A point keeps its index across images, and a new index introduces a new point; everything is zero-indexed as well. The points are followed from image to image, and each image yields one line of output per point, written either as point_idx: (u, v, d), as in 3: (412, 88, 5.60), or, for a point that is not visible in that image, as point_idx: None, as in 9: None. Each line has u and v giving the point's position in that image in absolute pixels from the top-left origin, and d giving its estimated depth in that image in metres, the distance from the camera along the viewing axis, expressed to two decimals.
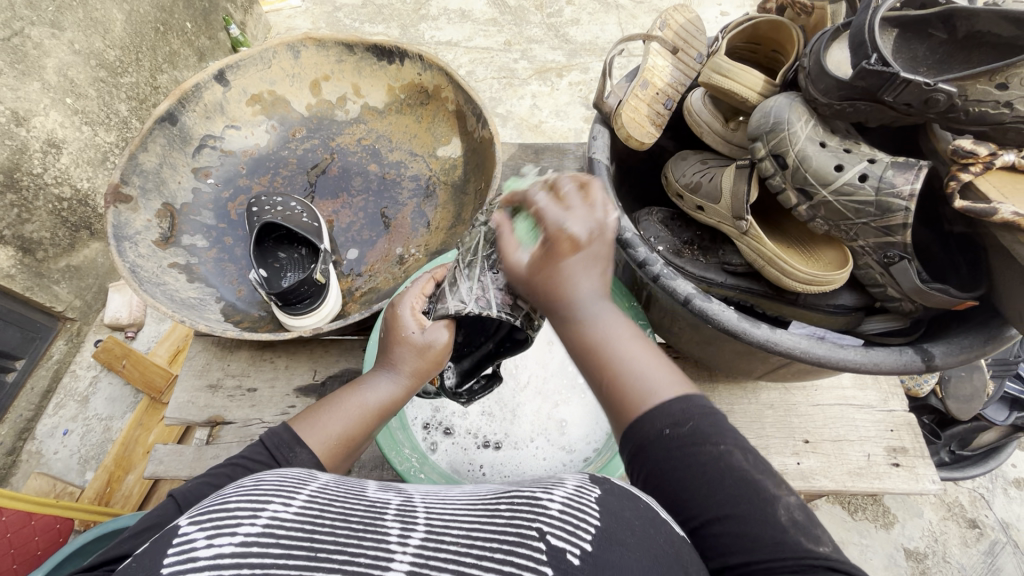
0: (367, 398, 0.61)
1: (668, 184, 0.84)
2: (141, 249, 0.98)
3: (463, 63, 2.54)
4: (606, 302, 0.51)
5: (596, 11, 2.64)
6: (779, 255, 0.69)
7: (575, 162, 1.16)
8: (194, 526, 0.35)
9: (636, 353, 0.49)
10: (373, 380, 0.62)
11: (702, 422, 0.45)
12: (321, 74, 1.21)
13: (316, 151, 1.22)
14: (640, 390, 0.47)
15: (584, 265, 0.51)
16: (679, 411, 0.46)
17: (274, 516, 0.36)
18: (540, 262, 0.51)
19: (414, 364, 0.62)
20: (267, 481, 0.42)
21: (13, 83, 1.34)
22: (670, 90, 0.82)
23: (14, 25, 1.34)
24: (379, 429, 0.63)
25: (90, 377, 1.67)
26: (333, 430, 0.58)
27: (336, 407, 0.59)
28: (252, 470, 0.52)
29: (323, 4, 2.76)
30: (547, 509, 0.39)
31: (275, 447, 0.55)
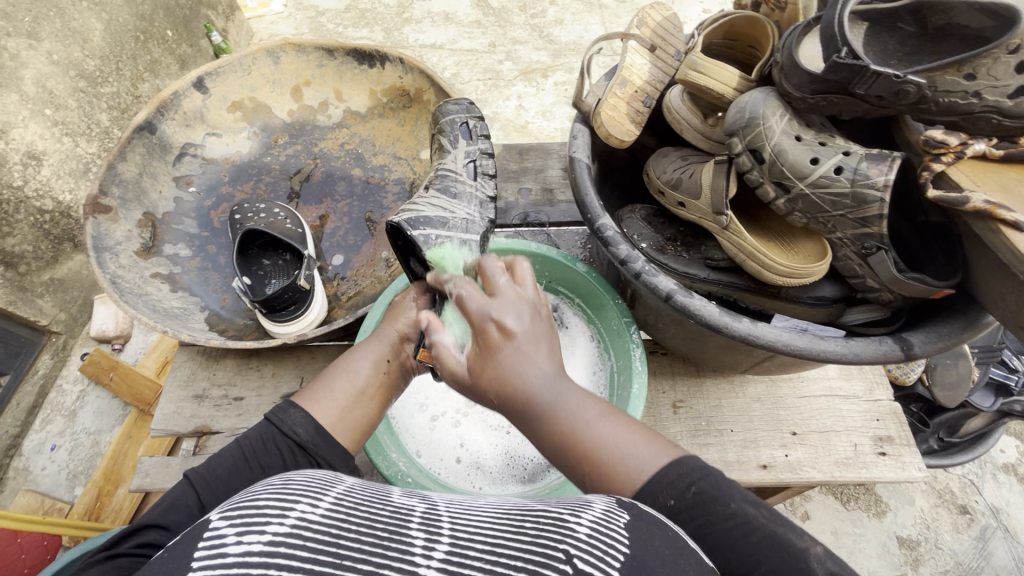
0: (354, 366, 0.69)
1: (649, 181, 0.84)
2: (122, 259, 0.98)
3: (448, 65, 2.54)
4: (563, 381, 0.49)
5: (579, 11, 2.65)
6: (759, 249, 0.70)
7: (559, 161, 1.17)
8: (224, 522, 0.37)
9: (607, 432, 0.49)
10: (357, 354, 0.71)
11: (703, 484, 0.47)
12: (302, 80, 1.21)
13: (299, 157, 1.21)
14: (627, 471, 0.48)
15: (527, 351, 0.48)
16: (676, 477, 0.48)
17: (302, 517, 0.38)
18: (478, 363, 0.50)
19: (393, 323, 0.73)
20: (295, 482, 0.44)
21: None
22: (649, 87, 0.82)
23: None
24: (373, 396, 0.68)
25: (78, 391, 1.65)
26: (326, 391, 0.65)
27: (325, 374, 0.68)
28: (257, 439, 0.60)
29: (306, 9, 2.75)
30: (574, 531, 0.40)
31: (274, 416, 0.63)
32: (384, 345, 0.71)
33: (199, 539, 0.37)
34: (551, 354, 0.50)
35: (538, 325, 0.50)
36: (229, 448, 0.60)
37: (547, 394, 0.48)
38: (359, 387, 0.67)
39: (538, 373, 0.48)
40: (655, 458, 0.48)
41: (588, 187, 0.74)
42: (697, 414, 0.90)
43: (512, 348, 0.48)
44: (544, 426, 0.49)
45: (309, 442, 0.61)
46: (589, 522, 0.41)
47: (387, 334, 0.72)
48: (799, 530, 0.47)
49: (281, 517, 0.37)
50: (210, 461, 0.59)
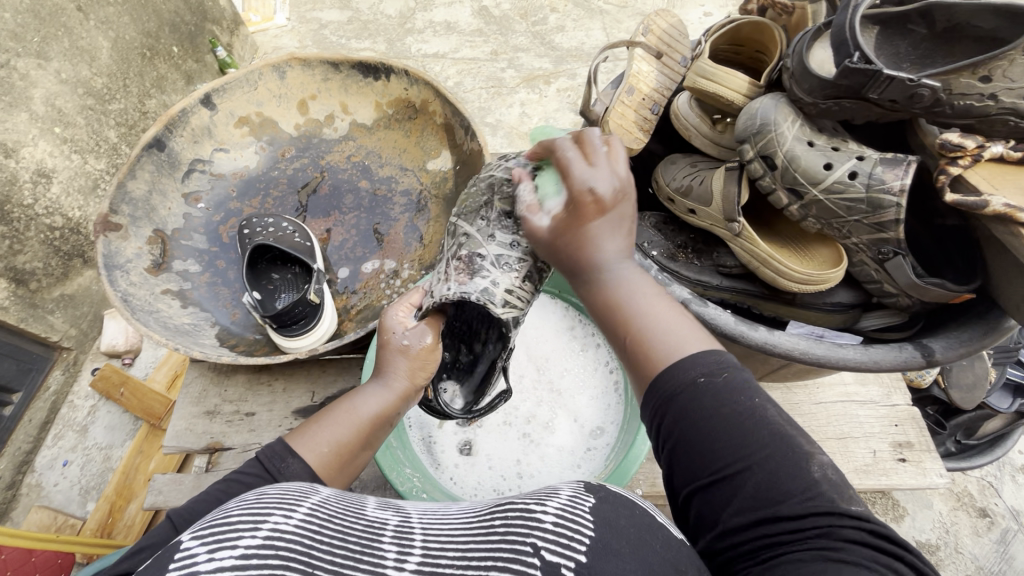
0: (359, 407, 0.63)
1: (659, 189, 0.84)
2: (132, 277, 0.98)
3: (451, 74, 2.56)
4: (627, 263, 0.54)
5: (580, 17, 2.66)
6: (774, 256, 0.69)
7: None
8: (196, 541, 0.36)
9: (659, 312, 0.50)
10: (365, 391, 0.64)
11: (732, 375, 0.46)
12: (308, 93, 1.21)
13: (306, 170, 1.21)
14: (664, 348, 0.48)
15: (610, 229, 0.54)
16: (710, 362, 0.46)
17: (274, 528, 0.37)
18: (562, 225, 0.55)
19: (406, 373, 0.65)
20: (269, 495, 0.43)
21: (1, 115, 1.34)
22: (656, 95, 0.82)
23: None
24: (375, 441, 0.64)
25: (89, 406, 1.65)
26: (325, 442, 0.60)
27: (329, 414, 0.62)
28: (247, 485, 0.55)
29: (310, 22, 2.78)
30: (541, 521, 0.39)
31: (267, 460, 0.57)
32: (395, 393, 0.64)
33: (170, 559, 0.35)
34: (627, 240, 0.55)
35: (621, 207, 0.54)
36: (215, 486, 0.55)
37: (614, 270, 0.53)
38: (363, 436, 0.61)
39: (609, 249, 0.54)
40: (698, 342, 0.48)
41: None
42: None
43: (603, 220, 0.53)
44: (598, 289, 0.53)
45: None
46: (553, 510, 0.40)
47: (396, 381, 0.65)
48: (810, 438, 0.44)
49: (253, 531, 0.37)
50: (194, 499, 0.54)
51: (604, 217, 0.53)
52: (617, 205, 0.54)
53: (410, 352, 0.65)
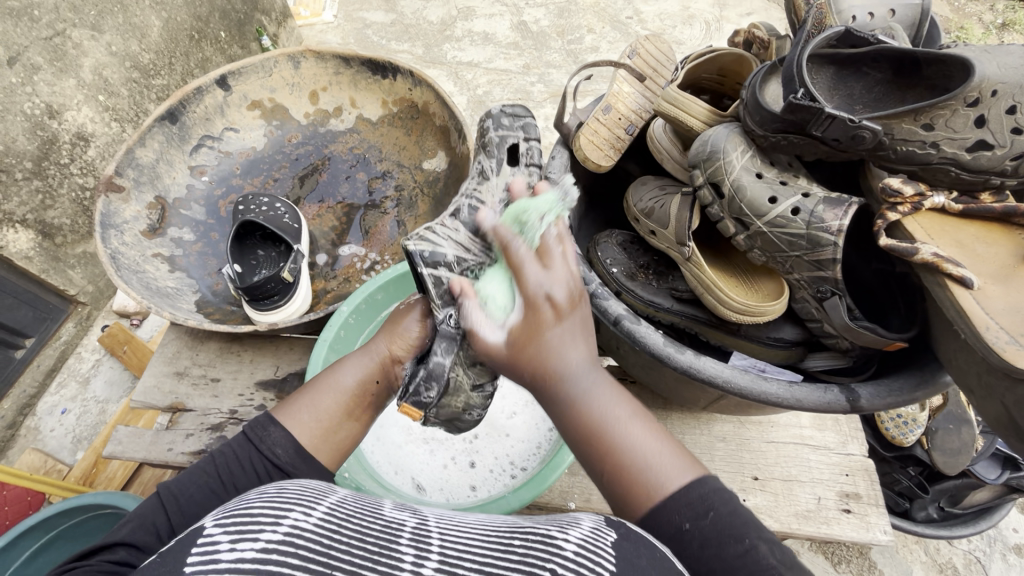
0: (341, 382, 0.67)
1: (627, 208, 0.84)
2: (126, 237, 1.03)
3: (482, 83, 2.69)
4: (595, 370, 0.53)
5: (615, 41, 2.80)
6: (715, 284, 0.69)
7: None
8: (218, 529, 0.39)
9: (634, 433, 0.52)
10: (345, 366, 0.69)
11: (721, 509, 0.48)
12: (320, 85, 1.27)
13: (309, 156, 1.27)
14: (649, 480, 0.50)
15: (572, 337, 0.53)
16: (696, 497, 0.49)
17: (294, 525, 0.39)
18: (522, 338, 0.53)
19: (385, 340, 0.70)
20: (288, 491, 0.45)
21: (50, 79, 1.45)
22: (633, 116, 0.84)
23: (57, 26, 1.45)
24: (360, 413, 0.67)
25: (94, 360, 1.74)
26: (308, 409, 0.65)
27: (310, 389, 0.67)
28: (234, 454, 0.62)
29: (354, 21, 2.94)
30: (561, 549, 0.41)
31: (253, 433, 0.63)
32: (374, 361, 0.69)
33: (193, 546, 0.38)
34: (589, 345, 0.54)
35: (578, 313, 0.54)
36: (203, 465, 0.61)
37: (581, 381, 0.53)
38: (343, 407, 0.66)
39: (574, 358, 0.53)
40: (682, 471, 0.50)
41: None
42: None
43: (562, 327, 0.53)
44: (570, 410, 0.53)
45: (288, 459, 0.62)
46: (576, 539, 0.42)
47: (376, 347, 0.70)
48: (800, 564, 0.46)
49: (274, 526, 0.39)
50: (183, 476, 0.60)
51: (555, 334, 0.52)
52: (567, 322, 0.53)
53: (400, 329, 0.70)
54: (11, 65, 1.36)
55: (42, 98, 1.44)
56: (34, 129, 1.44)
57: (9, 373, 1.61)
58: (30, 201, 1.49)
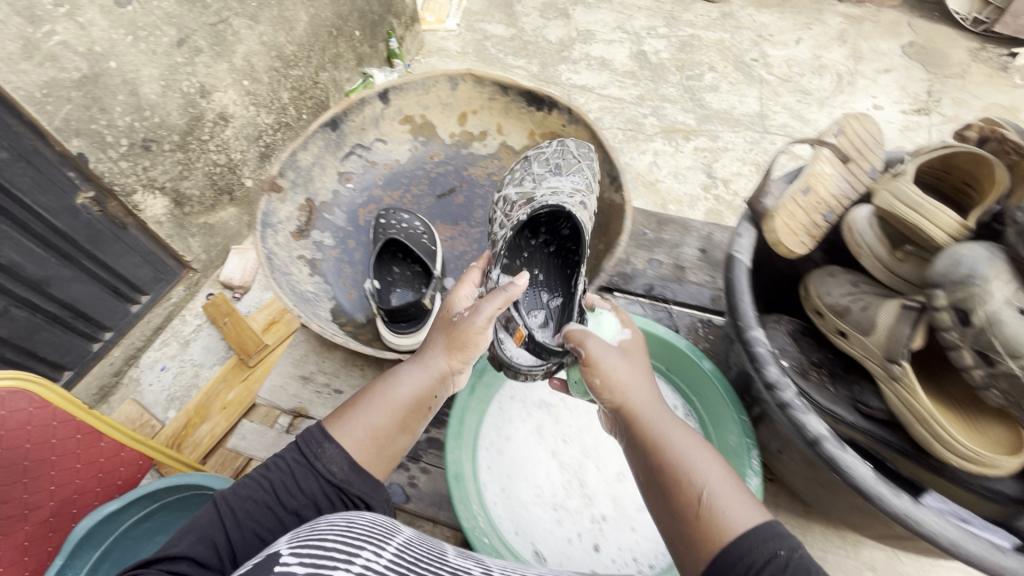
0: (393, 389, 0.71)
1: (808, 297, 0.79)
2: (279, 237, 1.06)
3: (593, 108, 2.66)
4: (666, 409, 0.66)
5: (737, 82, 2.72)
6: (933, 416, 0.61)
7: (695, 240, 1.18)
8: (295, 559, 0.42)
9: (700, 454, 0.59)
10: (401, 371, 0.73)
11: (786, 541, 0.51)
12: (471, 108, 1.27)
13: (448, 176, 1.28)
14: (715, 505, 0.54)
15: (642, 379, 0.69)
16: (758, 527, 0.52)
17: (365, 566, 0.43)
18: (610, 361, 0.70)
19: (443, 348, 0.74)
20: (358, 526, 0.50)
21: (209, 61, 1.53)
22: (833, 201, 0.78)
23: (222, 14, 1.52)
24: (413, 417, 0.71)
25: (195, 324, 1.84)
26: (362, 426, 0.67)
27: (368, 395, 0.71)
28: (287, 466, 0.66)
29: (475, 31, 3.00)
30: None
31: (308, 448, 0.67)
32: (431, 371, 0.73)
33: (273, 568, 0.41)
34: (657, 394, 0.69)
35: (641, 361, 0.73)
36: (255, 476, 0.66)
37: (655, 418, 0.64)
38: (396, 419, 0.69)
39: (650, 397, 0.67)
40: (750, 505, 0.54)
41: (743, 295, 0.71)
42: None
43: (640, 369, 0.71)
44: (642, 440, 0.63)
45: (347, 473, 0.65)
46: None
47: (433, 363, 0.74)
48: None
49: (348, 565, 0.42)
50: (236, 488, 0.64)
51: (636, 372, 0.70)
52: (635, 367, 0.70)
53: (455, 341, 0.73)
54: (180, 46, 1.45)
55: (199, 78, 1.53)
56: (186, 106, 1.53)
57: (123, 324, 1.72)
58: (171, 171, 1.57)
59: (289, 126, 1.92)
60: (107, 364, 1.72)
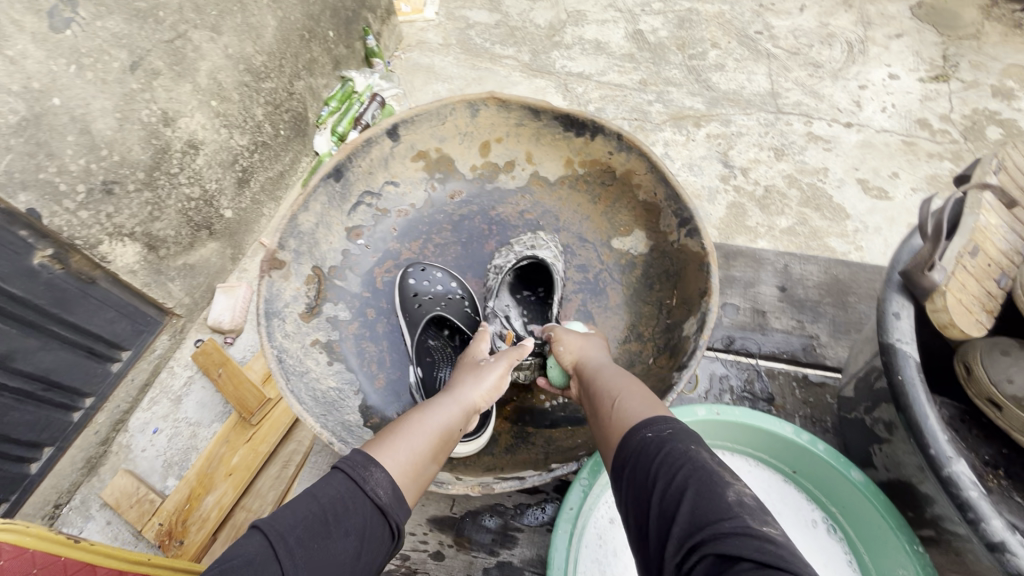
0: (429, 417, 0.68)
1: (974, 385, 0.64)
2: (288, 325, 0.87)
3: (594, 98, 2.44)
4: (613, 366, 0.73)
5: (743, 58, 2.52)
6: None
7: (771, 275, 1.03)
8: None
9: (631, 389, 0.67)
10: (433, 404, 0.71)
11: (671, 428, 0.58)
12: (495, 136, 1.07)
13: (474, 219, 1.09)
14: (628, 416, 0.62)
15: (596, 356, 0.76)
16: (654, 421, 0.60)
17: None
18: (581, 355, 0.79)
19: (473, 389, 0.74)
20: None
21: (169, 84, 1.30)
22: (1003, 261, 0.62)
23: (179, 28, 1.29)
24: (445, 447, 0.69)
25: (187, 376, 1.52)
26: (406, 450, 0.63)
27: (404, 424, 0.66)
28: (336, 495, 0.57)
29: (456, 19, 2.75)
30: None
31: (351, 471, 0.59)
32: (461, 410, 0.71)
33: None
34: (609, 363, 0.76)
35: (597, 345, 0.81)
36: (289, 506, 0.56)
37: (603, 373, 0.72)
38: (435, 445, 0.66)
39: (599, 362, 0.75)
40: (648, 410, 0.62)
41: (928, 408, 0.54)
42: None
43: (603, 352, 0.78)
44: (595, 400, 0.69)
45: (394, 496, 0.60)
46: None
47: (463, 398, 0.72)
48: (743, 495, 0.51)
49: None
50: (283, 515, 0.54)
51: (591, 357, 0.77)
52: (598, 351, 0.78)
53: (483, 378, 0.76)
54: (132, 71, 1.21)
55: (158, 104, 1.29)
56: (147, 137, 1.28)
57: (105, 388, 1.40)
58: (138, 212, 1.30)
59: (266, 144, 1.66)
60: (91, 434, 1.38)
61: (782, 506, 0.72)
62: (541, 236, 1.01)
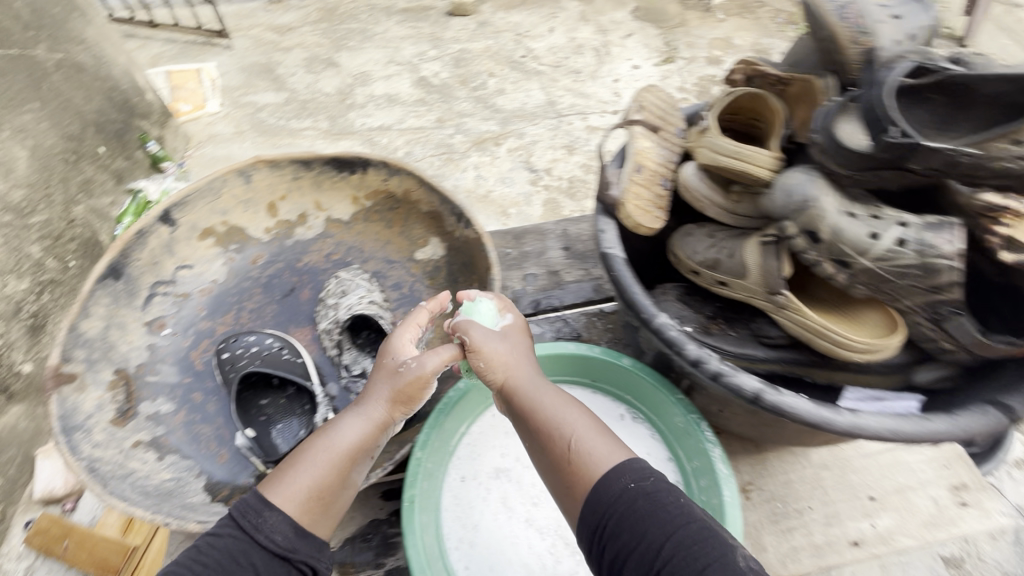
0: (333, 440, 0.70)
1: (680, 262, 0.83)
2: (96, 436, 0.83)
3: (400, 145, 2.59)
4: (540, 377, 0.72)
5: (517, 80, 2.87)
6: (829, 327, 0.66)
7: (556, 240, 1.20)
8: None
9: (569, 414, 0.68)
10: (339, 424, 0.71)
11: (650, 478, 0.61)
12: (277, 195, 1.12)
13: (282, 275, 1.12)
14: (593, 458, 0.63)
15: (521, 361, 0.74)
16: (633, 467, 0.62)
17: None
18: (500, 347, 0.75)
19: (383, 391, 0.73)
20: None
21: None
22: (662, 170, 0.82)
23: None
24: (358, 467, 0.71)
25: (25, 567, 1.24)
26: (299, 484, 0.66)
27: (306, 451, 0.69)
28: (226, 545, 0.62)
29: (245, 106, 2.75)
30: None
31: (247, 520, 0.64)
32: (370, 423, 0.71)
33: None
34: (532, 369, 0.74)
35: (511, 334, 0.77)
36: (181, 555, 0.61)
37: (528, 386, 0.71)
38: (339, 471, 0.68)
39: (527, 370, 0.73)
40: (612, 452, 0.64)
41: (633, 286, 0.71)
42: (771, 497, 0.85)
43: (516, 343, 0.76)
44: (524, 407, 0.70)
45: (291, 539, 0.64)
46: None
47: (373, 411, 0.72)
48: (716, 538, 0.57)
49: None
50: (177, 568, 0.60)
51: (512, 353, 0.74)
52: (517, 346, 0.76)
53: (398, 375, 0.73)
54: None
55: None
56: None
57: None
58: None
59: (56, 281, 1.48)
60: None
61: (593, 413, 0.87)
62: (346, 279, 1.07)
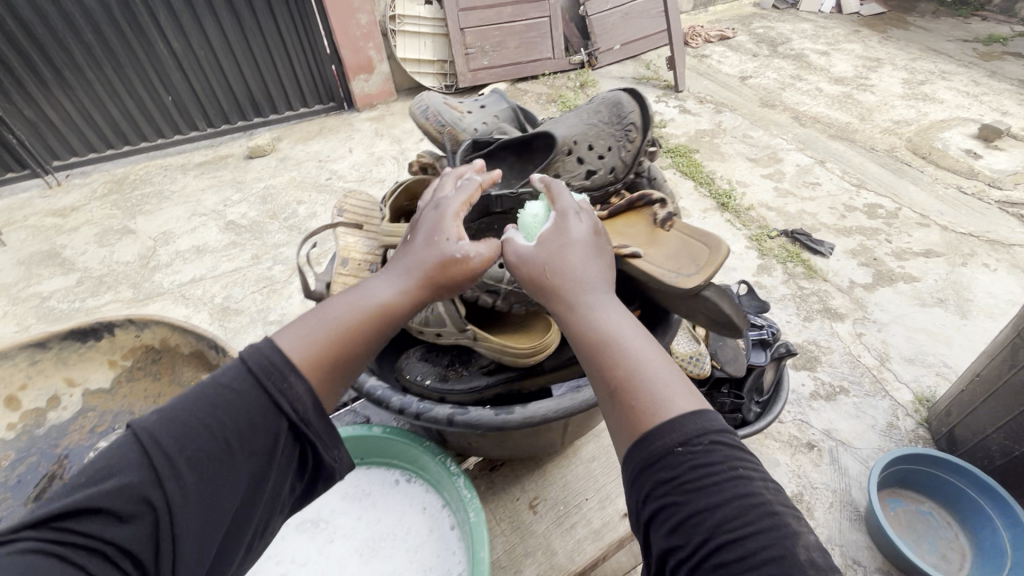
0: (367, 297, 0.77)
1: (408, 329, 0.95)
2: None
3: (217, 291, 2.58)
4: (608, 298, 0.75)
5: (326, 201, 3.08)
6: (505, 346, 0.84)
7: None
8: None
9: (643, 346, 0.69)
10: (372, 284, 0.78)
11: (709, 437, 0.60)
12: (18, 386, 1.13)
13: (37, 465, 1.10)
14: (658, 395, 0.64)
15: (593, 279, 0.76)
16: (690, 427, 0.61)
17: None
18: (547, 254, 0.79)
19: (416, 262, 0.79)
20: None
21: None
22: (370, 256, 0.95)
23: None
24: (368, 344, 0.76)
25: None
26: (318, 327, 0.73)
27: (335, 302, 0.76)
28: (241, 391, 0.66)
29: (28, 298, 2.64)
30: None
31: (270, 379, 0.68)
32: (407, 283, 0.78)
33: None
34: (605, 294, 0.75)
35: (600, 240, 0.82)
36: (197, 402, 0.65)
37: (595, 305, 0.73)
38: (348, 330, 0.74)
39: (594, 285, 0.76)
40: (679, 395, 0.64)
41: None
42: None
43: (588, 245, 0.80)
44: (573, 316, 0.74)
45: (307, 413, 0.70)
46: None
47: (402, 280, 0.78)
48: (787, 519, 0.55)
49: None
50: (162, 426, 0.62)
51: (574, 265, 0.77)
52: (575, 246, 0.80)
53: (411, 252, 0.80)
54: None
55: None
56: None
57: None
58: None
59: None
60: None
61: (369, 484, 1.11)
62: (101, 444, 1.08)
